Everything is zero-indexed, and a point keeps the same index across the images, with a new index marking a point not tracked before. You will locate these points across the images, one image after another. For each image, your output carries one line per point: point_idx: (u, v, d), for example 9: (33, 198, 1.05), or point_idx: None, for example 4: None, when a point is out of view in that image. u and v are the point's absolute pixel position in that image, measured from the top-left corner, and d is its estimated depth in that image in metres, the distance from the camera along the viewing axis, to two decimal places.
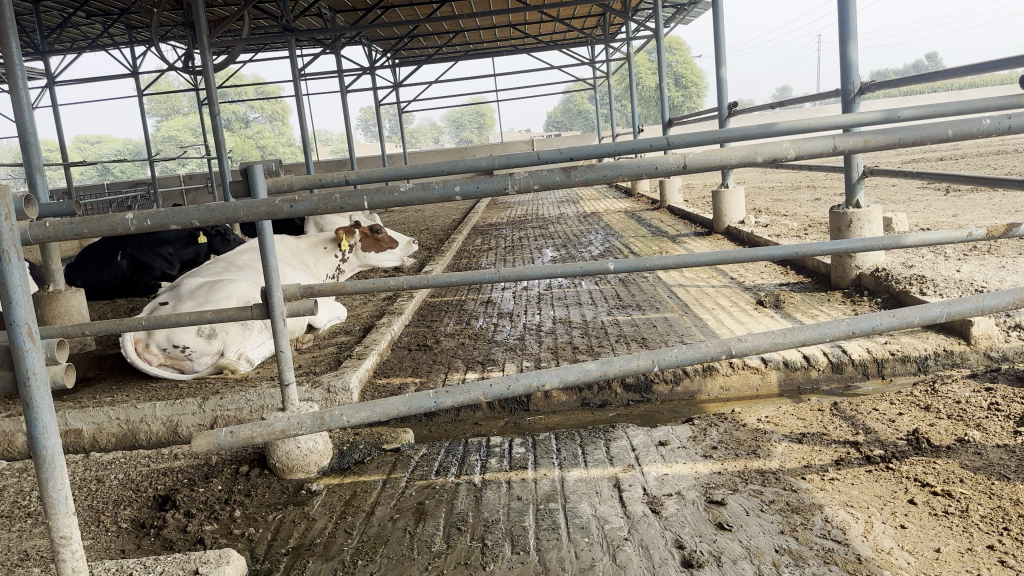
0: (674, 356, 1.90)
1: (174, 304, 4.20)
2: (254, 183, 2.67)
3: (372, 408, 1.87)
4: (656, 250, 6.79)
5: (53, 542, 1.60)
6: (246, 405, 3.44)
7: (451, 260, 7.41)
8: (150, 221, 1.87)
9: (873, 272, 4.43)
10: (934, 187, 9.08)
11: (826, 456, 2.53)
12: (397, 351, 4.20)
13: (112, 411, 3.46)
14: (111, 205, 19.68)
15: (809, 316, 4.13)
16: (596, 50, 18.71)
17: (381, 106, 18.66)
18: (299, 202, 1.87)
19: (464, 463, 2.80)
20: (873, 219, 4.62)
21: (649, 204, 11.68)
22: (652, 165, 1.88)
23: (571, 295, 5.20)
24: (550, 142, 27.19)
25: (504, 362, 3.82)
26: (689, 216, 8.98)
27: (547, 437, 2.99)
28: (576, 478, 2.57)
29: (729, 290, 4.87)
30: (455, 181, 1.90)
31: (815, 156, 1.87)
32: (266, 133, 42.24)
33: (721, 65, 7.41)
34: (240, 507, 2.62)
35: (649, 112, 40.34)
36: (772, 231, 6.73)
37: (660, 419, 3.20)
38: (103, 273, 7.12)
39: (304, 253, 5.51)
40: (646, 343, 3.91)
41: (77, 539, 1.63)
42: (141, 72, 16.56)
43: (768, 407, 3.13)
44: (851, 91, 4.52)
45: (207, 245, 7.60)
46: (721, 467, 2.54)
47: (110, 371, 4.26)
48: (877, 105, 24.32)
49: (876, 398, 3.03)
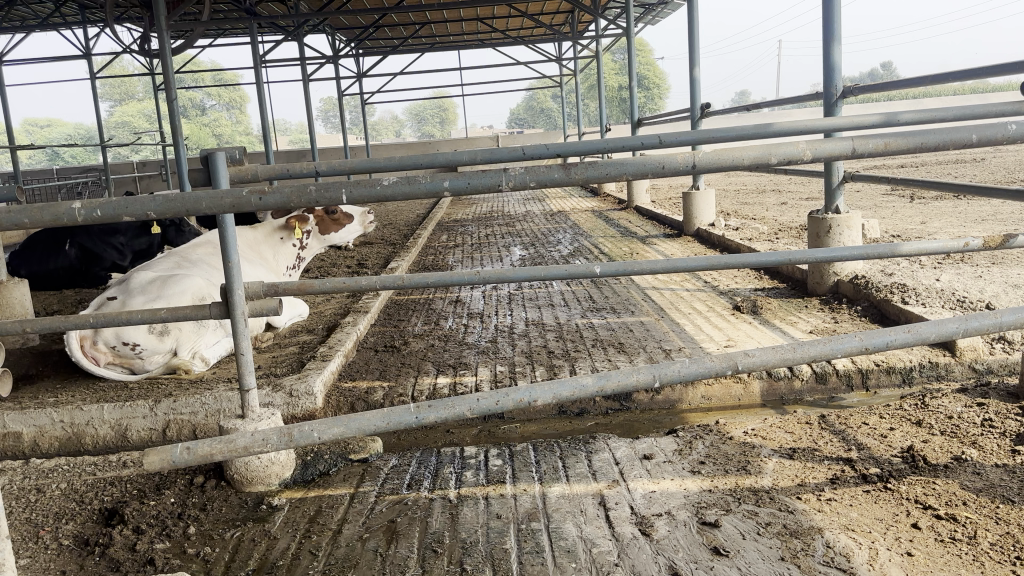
0: (677, 371, 1.76)
1: (124, 299, 3.94)
2: (215, 172, 2.47)
3: (347, 423, 1.71)
4: (626, 251, 6.69)
5: None
6: (201, 409, 3.22)
7: (416, 256, 7.23)
8: (101, 212, 1.67)
9: (852, 279, 4.37)
10: (898, 194, 9.14)
11: (820, 473, 2.42)
12: (363, 352, 4.01)
13: (55, 413, 3.21)
14: (59, 192, 18.96)
15: (789, 322, 4.04)
16: (562, 48, 18.58)
17: (344, 97, 18.30)
18: (269, 194, 1.68)
19: (437, 476, 2.63)
20: (852, 225, 4.56)
21: (615, 204, 11.60)
22: (659, 164, 1.74)
23: (542, 296, 5.05)
24: (512, 139, 27.08)
25: (477, 366, 3.64)
26: (658, 217, 8.91)
27: (524, 448, 2.83)
28: (559, 495, 2.42)
29: (704, 294, 4.78)
30: (444, 176, 1.73)
31: (834, 159, 1.75)
32: (224, 122, 41.38)
33: (695, 65, 7.33)
34: (195, 523, 2.41)
35: (612, 112, 40.42)
36: (743, 234, 6.68)
37: (640, 429, 3.07)
38: (50, 262, 6.77)
39: (262, 244, 5.23)
40: (624, 348, 3.76)
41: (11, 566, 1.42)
42: (94, 54, 16.00)
43: (753, 419, 3.02)
44: (834, 95, 4.45)
45: (161, 235, 7.29)
46: (711, 485, 2.41)
47: (53, 369, 3.99)
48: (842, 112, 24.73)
49: (864, 411, 2.94)
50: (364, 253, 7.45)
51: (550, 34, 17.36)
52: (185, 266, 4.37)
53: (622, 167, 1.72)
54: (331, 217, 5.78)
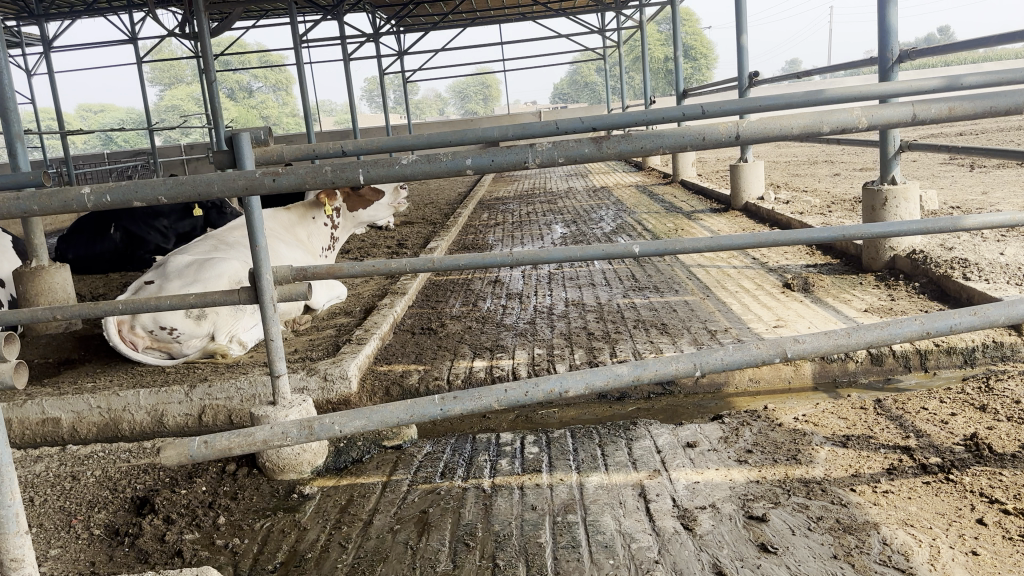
0: (720, 359, 1.65)
1: (161, 283, 3.93)
2: (240, 153, 2.38)
3: (368, 416, 1.64)
4: (671, 227, 6.51)
5: (2, 567, 1.34)
6: (237, 394, 3.19)
7: (456, 235, 7.14)
8: (111, 197, 1.61)
9: (909, 254, 4.16)
10: (957, 163, 8.75)
11: (876, 463, 2.27)
12: (400, 335, 3.95)
13: (93, 399, 3.21)
14: (111, 176, 19.30)
15: (842, 300, 3.85)
16: (606, 19, 18.23)
17: (386, 75, 18.24)
18: (283, 175, 1.60)
19: (471, 464, 2.54)
20: (910, 196, 4.33)
21: (660, 178, 11.38)
22: (698, 136, 1.60)
23: (583, 275, 4.93)
24: (555, 114, 26.83)
25: (514, 349, 3.54)
26: (704, 191, 8.69)
27: (562, 435, 2.73)
28: (597, 485, 2.31)
29: (752, 271, 4.61)
30: (467, 153, 1.62)
31: (892, 127, 1.59)
32: (270, 103, 41.74)
33: (742, 32, 7.06)
34: (225, 513, 2.37)
35: (657, 85, 39.77)
36: (794, 208, 6.45)
37: (684, 415, 2.94)
38: (96, 245, 6.86)
39: (296, 227, 5.19)
40: (668, 330, 3.63)
41: (31, 562, 1.37)
42: (140, 38, 16.16)
43: (804, 403, 2.87)
44: (890, 60, 4.22)
45: (202, 217, 7.37)
46: (758, 475, 2.28)
47: (94, 353, 4.01)
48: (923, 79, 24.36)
49: (923, 395, 2.77)
50: (404, 233, 7.39)
51: (592, 6, 17.00)
52: (222, 249, 4.35)
53: (657, 139, 1.59)
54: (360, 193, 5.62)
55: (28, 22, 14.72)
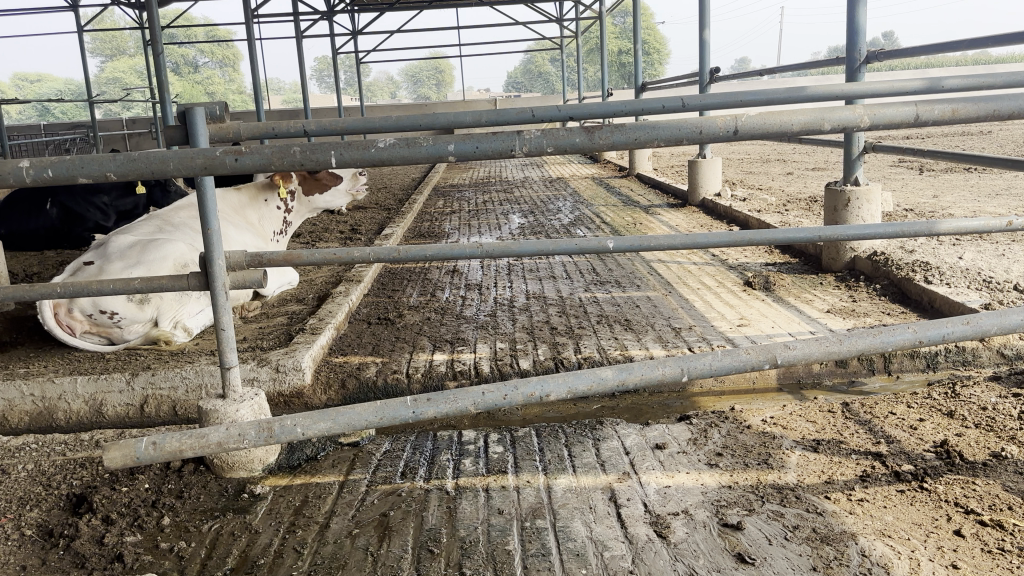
0: (708, 364, 1.57)
1: (102, 264, 3.71)
2: (193, 129, 2.20)
3: (334, 418, 1.52)
4: (629, 221, 6.48)
5: None
6: (182, 384, 3.02)
7: (412, 222, 7.00)
8: (53, 172, 1.46)
9: (870, 255, 4.18)
10: (908, 166, 8.89)
11: (848, 470, 2.24)
12: (355, 325, 3.81)
13: (26, 386, 3.00)
14: (48, 149, 18.55)
15: (804, 300, 3.84)
16: (564, 8, 18.14)
17: (339, 56, 17.84)
18: (245, 155, 1.47)
19: (433, 464, 2.44)
20: (872, 198, 4.35)
21: (616, 171, 11.38)
22: (695, 129, 1.51)
23: (543, 267, 4.85)
24: (511, 102, 26.70)
25: (475, 343, 3.44)
26: (661, 186, 8.69)
27: (527, 434, 2.64)
28: (565, 488, 2.23)
29: (713, 269, 4.59)
30: (449, 138, 1.51)
31: (892, 127, 1.53)
32: (217, 80, 40.63)
33: (705, 27, 7.04)
34: (170, 513, 2.22)
35: (612, 77, 39.87)
36: (752, 206, 6.47)
37: (649, 414, 2.88)
38: (29, 222, 6.48)
39: (247, 209, 4.98)
40: (632, 326, 3.56)
41: None
42: (81, 5, 15.48)
43: (771, 405, 2.84)
44: (858, 60, 4.23)
45: (146, 196, 7.11)
46: (730, 480, 2.23)
47: (28, 336, 3.78)
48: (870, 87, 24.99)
49: (890, 399, 2.75)
50: (357, 218, 7.22)
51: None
52: (167, 230, 4.14)
53: (653, 131, 1.50)
54: (316, 176, 5.46)
55: None
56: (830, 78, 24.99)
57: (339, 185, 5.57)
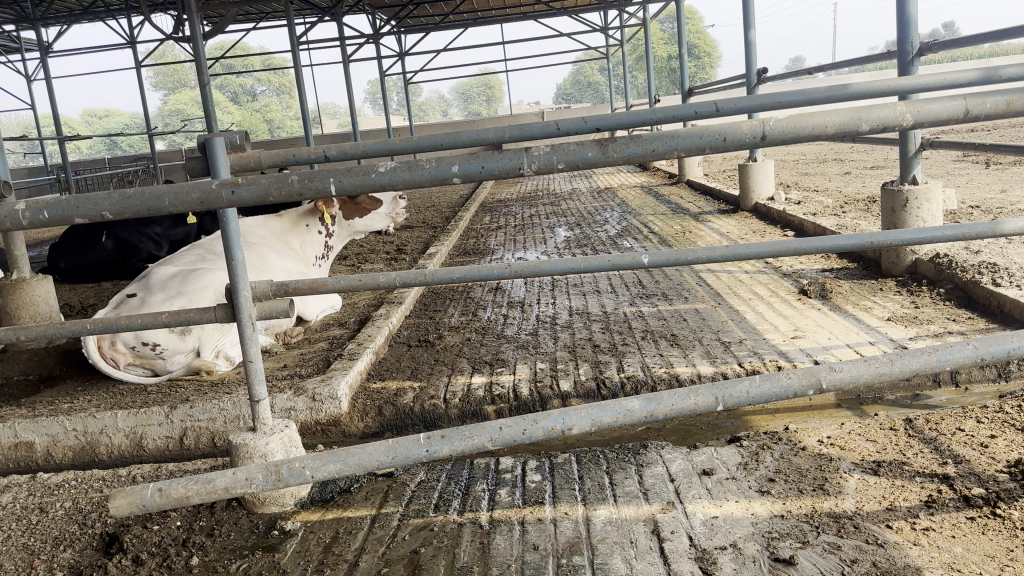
0: (745, 391, 1.44)
1: (144, 296, 3.73)
2: (213, 160, 2.13)
3: (343, 459, 1.44)
4: (678, 230, 6.31)
5: None
6: (220, 416, 3.00)
7: (457, 240, 6.96)
8: (48, 213, 1.42)
9: (932, 257, 3.95)
10: (973, 160, 8.51)
11: (912, 495, 2.07)
12: (395, 348, 3.75)
13: (68, 422, 3.01)
14: (112, 182, 19.18)
15: (863, 308, 3.63)
16: (609, 17, 18.03)
17: (387, 77, 18.05)
18: (242, 186, 1.41)
19: (468, 496, 2.34)
20: (932, 197, 4.11)
21: (665, 179, 11.19)
22: (719, 135, 1.39)
23: (588, 281, 4.73)
24: (560, 114, 26.66)
25: (515, 363, 3.34)
26: (712, 192, 8.49)
27: (567, 460, 2.53)
28: (605, 520, 2.11)
29: (765, 277, 4.41)
30: (453, 159, 1.42)
31: (940, 124, 1.39)
32: (273, 107, 41.61)
33: (749, 28, 6.86)
34: (199, 552, 2.17)
35: (662, 84, 39.52)
36: (806, 209, 6.24)
37: (698, 436, 2.73)
38: (86, 255, 6.70)
39: (289, 234, 4.99)
40: (678, 341, 3.42)
41: None
42: (138, 42, 15.98)
43: (828, 423, 2.66)
44: (910, 53, 4.02)
45: (197, 225, 7.19)
46: (782, 508, 2.08)
47: (76, 370, 3.82)
48: (930, 82, 24.23)
49: (957, 414, 2.56)
50: (404, 238, 7.21)
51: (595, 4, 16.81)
52: (208, 259, 4.16)
53: (672, 141, 1.38)
54: (357, 200, 5.45)
55: (23, 27, 14.61)
56: (886, 72, 24.29)
57: (380, 208, 5.55)
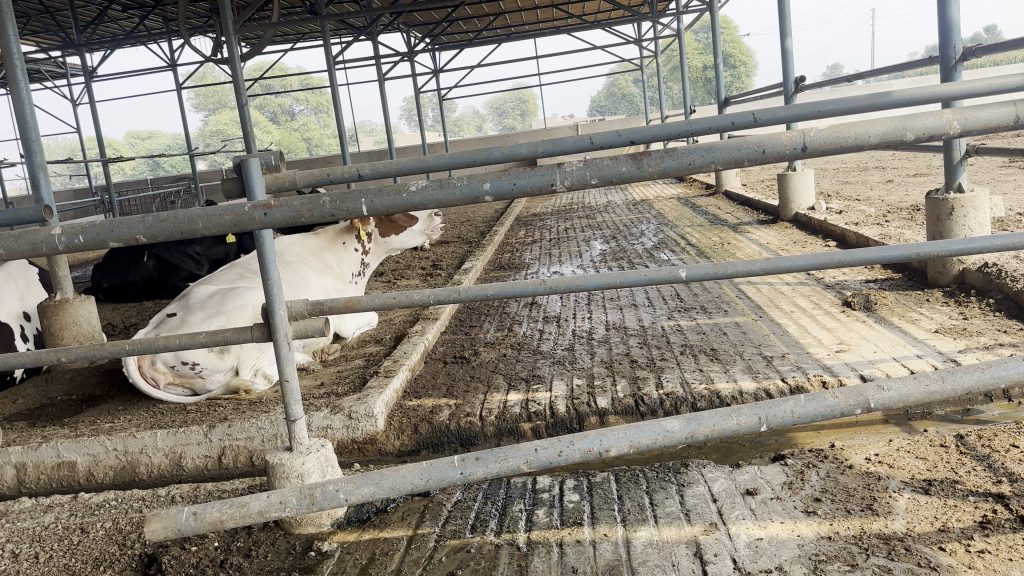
0: (789, 411, 1.40)
1: (183, 316, 3.78)
2: (248, 180, 2.12)
3: (378, 482, 1.43)
4: (716, 241, 6.24)
5: None
6: (258, 435, 3.01)
7: (493, 254, 6.95)
8: (84, 237, 1.43)
9: (980, 267, 3.84)
10: (1020, 166, 8.30)
11: (965, 515, 1.99)
12: (431, 365, 3.74)
13: (109, 441, 3.04)
14: (155, 202, 19.58)
15: (909, 320, 3.53)
16: (642, 29, 18.00)
17: (422, 94, 18.20)
18: (275, 209, 1.41)
19: (505, 516, 2.31)
20: (979, 205, 4.00)
21: (702, 190, 11.08)
22: (758, 147, 1.35)
23: (625, 295, 4.68)
24: (595, 127, 26.64)
25: (552, 380, 3.30)
26: (750, 202, 8.38)
27: (605, 479, 2.48)
28: (646, 541, 2.06)
29: (807, 289, 4.33)
30: (485, 176, 1.40)
31: (990, 131, 1.34)
32: (311, 126, 42.21)
33: (786, 36, 6.77)
34: (237, 573, 2.17)
35: (697, 94, 39.30)
36: (848, 218, 6.12)
37: (740, 454, 2.67)
38: (129, 275, 6.82)
39: (326, 252, 5.03)
40: (718, 356, 3.35)
41: None
42: (179, 65, 16.34)
43: (876, 440, 2.58)
44: (953, 58, 3.93)
45: (236, 244, 7.23)
46: (829, 530, 2.01)
47: (118, 389, 3.88)
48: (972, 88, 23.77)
49: (1012, 430, 2.46)
50: (439, 254, 7.22)
51: (628, 16, 16.79)
52: (246, 278, 4.20)
53: (708, 153, 1.35)
54: (393, 217, 5.47)
55: (69, 53, 15.02)
56: (928, 78, 23.80)
57: (416, 225, 5.56)
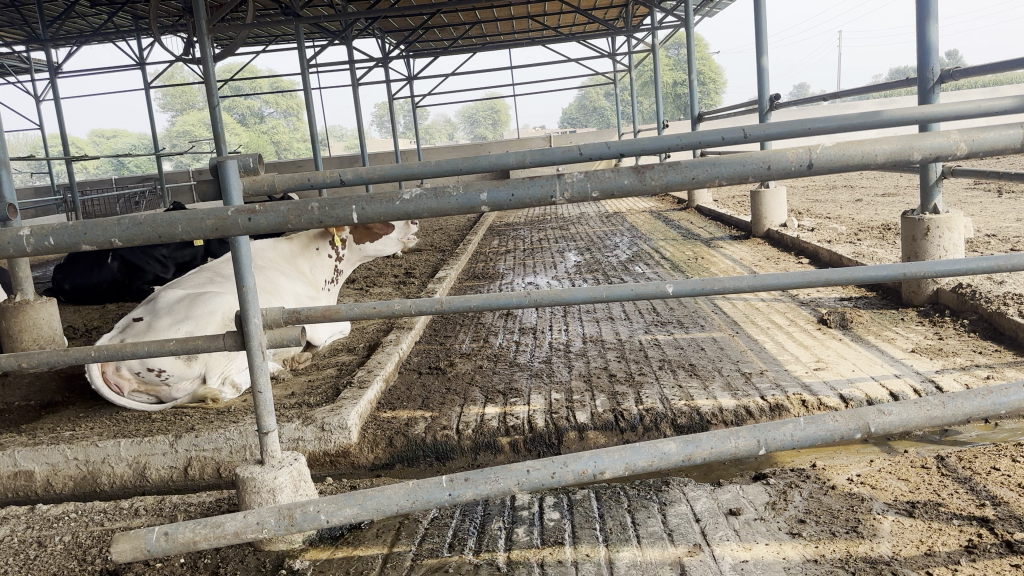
0: (788, 435, 1.36)
1: (150, 320, 3.67)
2: (226, 184, 2.03)
3: (361, 502, 1.36)
4: (690, 256, 6.25)
5: None
6: (226, 446, 2.91)
7: (466, 263, 6.90)
8: (54, 240, 1.36)
9: (954, 287, 3.87)
10: (986, 188, 8.45)
11: (952, 540, 1.97)
12: (405, 375, 3.66)
13: (70, 450, 2.93)
14: (118, 203, 19.21)
15: (885, 339, 3.54)
16: (617, 43, 18.11)
17: (395, 101, 18.10)
18: (259, 214, 1.34)
19: (484, 534, 2.25)
20: (954, 226, 4.04)
21: (674, 204, 11.14)
22: (763, 163, 1.32)
23: (601, 308, 4.65)
24: (567, 139, 26.72)
25: (530, 393, 3.25)
26: (723, 217, 8.43)
27: (586, 497, 2.43)
28: (628, 563, 2.01)
29: (782, 305, 4.34)
30: (482, 186, 1.35)
31: (997, 153, 1.32)
32: (280, 129, 41.79)
33: (762, 54, 6.83)
34: None
35: (669, 110, 39.67)
36: (821, 236, 6.17)
37: (720, 473, 2.64)
38: (92, 276, 6.67)
39: (298, 257, 4.93)
40: (697, 372, 3.33)
41: None
42: (148, 64, 16.07)
43: (857, 460, 2.57)
44: (931, 80, 3.97)
45: (204, 247, 7.05)
46: (815, 552, 1.98)
47: (80, 395, 3.76)
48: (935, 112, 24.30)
49: (991, 452, 2.47)
50: (412, 262, 7.14)
51: (603, 29, 16.87)
52: (216, 283, 4.10)
53: (713, 168, 1.31)
54: (368, 225, 5.39)
55: (34, 48, 14.68)
56: (894, 99, 24.19)
57: (390, 233, 5.49)
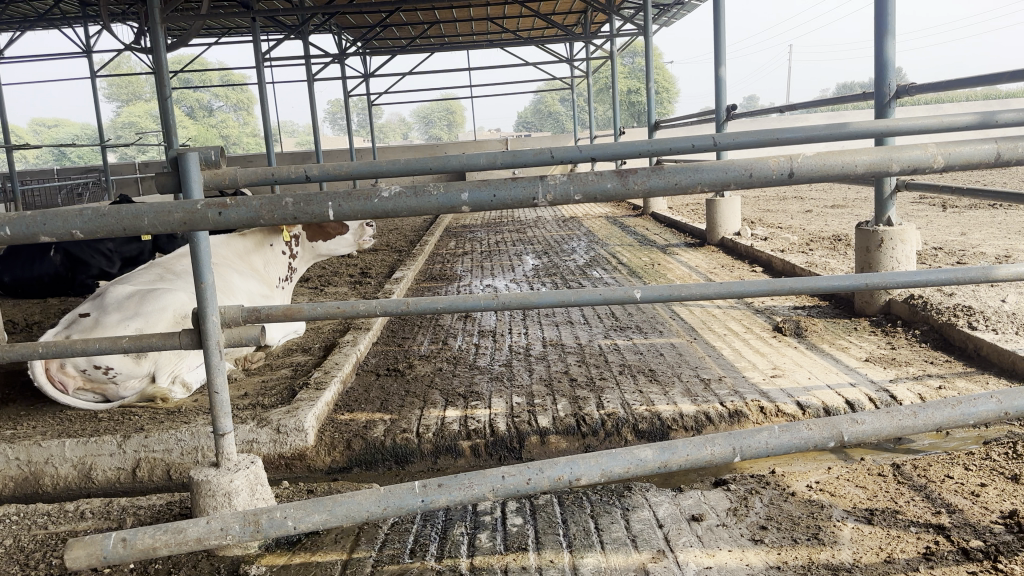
0: (763, 442, 1.36)
1: (98, 316, 3.54)
2: (186, 176, 1.95)
3: (330, 508, 1.32)
4: (647, 262, 6.30)
5: None
6: (177, 447, 2.81)
7: (423, 264, 6.84)
8: (9, 230, 1.28)
9: (906, 298, 3.96)
10: (931, 202, 8.70)
11: (910, 547, 2.00)
12: (363, 377, 3.60)
13: (11, 450, 2.82)
14: (60, 194, 18.59)
15: (840, 348, 3.61)
16: (575, 49, 18.19)
17: (351, 99, 17.90)
18: (231, 208, 1.29)
19: (445, 540, 2.21)
20: (906, 238, 4.14)
21: (629, 211, 11.22)
22: (745, 170, 1.32)
23: (561, 312, 4.65)
24: (523, 143, 26.77)
25: (490, 397, 3.22)
26: (678, 225, 8.52)
27: (548, 502, 2.42)
28: (593, 570, 1.99)
29: (738, 313, 4.40)
30: (462, 186, 1.32)
31: (972, 167, 1.33)
32: (231, 123, 41.02)
33: (720, 64, 6.91)
34: None
35: (624, 117, 40.04)
36: (774, 245, 6.27)
37: (681, 478, 2.64)
38: (33, 269, 6.41)
39: (252, 255, 4.82)
40: (657, 377, 3.34)
41: None
42: (95, 52, 15.60)
43: (815, 467, 2.60)
44: (887, 95, 4.06)
45: (153, 242, 6.92)
46: (777, 559, 1.99)
47: (21, 393, 3.61)
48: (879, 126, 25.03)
49: (944, 461, 2.52)
50: (367, 262, 7.06)
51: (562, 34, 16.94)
52: (167, 280, 3.98)
53: (696, 174, 1.30)
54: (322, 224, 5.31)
55: None
56: (841, 113, 24.77)
57: (345, 233, 5.42)
